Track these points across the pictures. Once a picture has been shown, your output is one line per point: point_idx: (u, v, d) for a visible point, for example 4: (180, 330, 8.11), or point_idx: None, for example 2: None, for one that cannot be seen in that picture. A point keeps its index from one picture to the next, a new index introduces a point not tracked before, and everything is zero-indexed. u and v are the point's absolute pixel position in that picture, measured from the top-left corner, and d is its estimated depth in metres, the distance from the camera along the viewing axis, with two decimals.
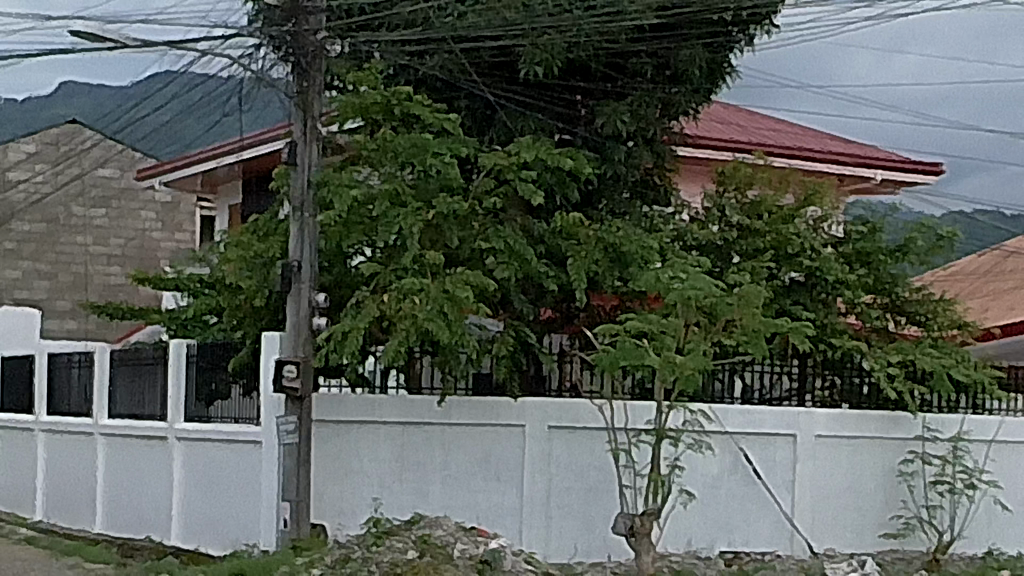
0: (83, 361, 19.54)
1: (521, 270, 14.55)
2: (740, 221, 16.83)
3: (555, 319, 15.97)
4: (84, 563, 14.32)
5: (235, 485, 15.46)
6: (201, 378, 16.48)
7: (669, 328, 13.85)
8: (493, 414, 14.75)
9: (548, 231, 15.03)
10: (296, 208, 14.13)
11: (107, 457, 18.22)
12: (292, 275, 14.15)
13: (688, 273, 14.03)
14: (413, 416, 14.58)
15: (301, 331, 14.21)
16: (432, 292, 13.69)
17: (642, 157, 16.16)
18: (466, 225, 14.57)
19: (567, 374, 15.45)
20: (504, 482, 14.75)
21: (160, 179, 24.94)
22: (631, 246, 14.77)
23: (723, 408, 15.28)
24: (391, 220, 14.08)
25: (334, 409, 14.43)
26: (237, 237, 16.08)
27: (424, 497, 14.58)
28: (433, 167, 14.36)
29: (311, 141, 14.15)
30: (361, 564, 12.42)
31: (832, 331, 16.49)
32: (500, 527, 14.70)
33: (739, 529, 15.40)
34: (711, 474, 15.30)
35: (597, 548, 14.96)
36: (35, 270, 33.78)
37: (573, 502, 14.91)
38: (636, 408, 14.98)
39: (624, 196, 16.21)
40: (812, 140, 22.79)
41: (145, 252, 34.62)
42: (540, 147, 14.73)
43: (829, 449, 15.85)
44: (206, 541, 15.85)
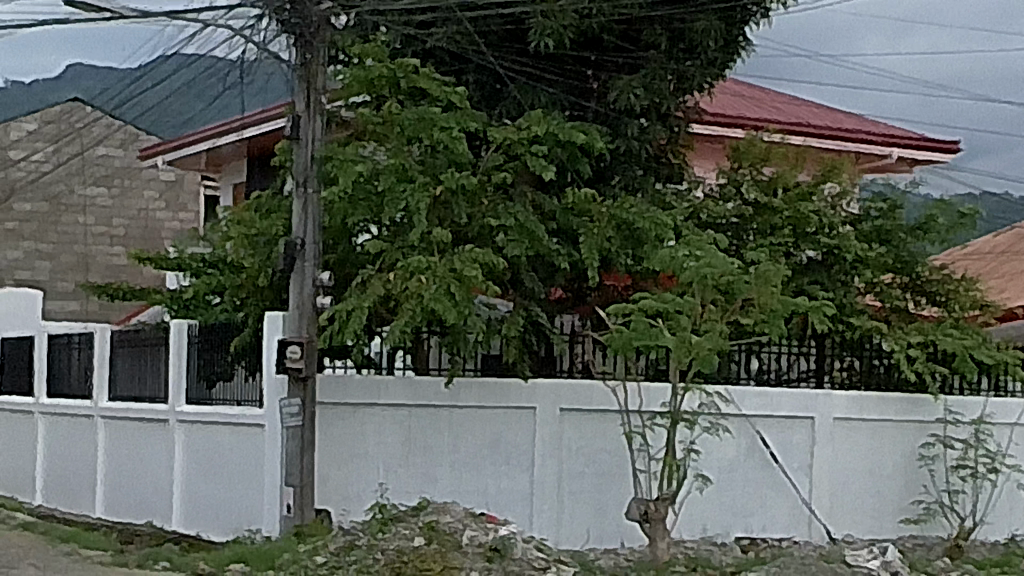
0: (83, 342, 19.09)
1: (531, 248, 14.09)
2: (756, 198, 16.37)
3: (566, 300, 15.55)
4: (81, 550, 13.89)
5: (238, 470, 15.04)
6: (203, 360, 16.03)
7: (685, 307, 13.41)
8: (502, 395, 14.32)
9: (559, 207, 14.57)
10: (299, 183, 13.79)
11: (108, 441, 17.80)
12: (296, 254, 13.70)
13: (703, 251, 13.64)
14: (421, 398, 14.16)
15: (304, 310, 13.86)
16: (439, 271, 13.21)
17: (656, 132, 15.70)
18: (476, 202, 14.16)
19: (579, 354, 14.96)
20: (515, 467, 14.33)
21: (163, 158, 24.50)
22: (645, 223, 14.32)
23: (740, 390, 14.93)
24: (397, 196, 13.66)
25: (338, 390, 14.08)
26: (239, 215, 15.65)
27: (432, 482, 14.18)
28: (441, 141, 13.91)
29: (314, 116, 13.76)
30: (366, 552, 12.03)
31: (851, 310, 15.95)
32: (510, 513, 14.28)
33: (756, 515, 14.99)
34: (727, 458, 14.92)
35: (610, 534, 14.47)
36: (37, 250, 33.34)
37: (586, 487, 14.41)
38: (650, 391, 14.51)
39: (638, 172, 15.76)
40: (828, 116, 22.30)
41: (149, 232, 34.16)
42: (552, 122, 14.30)
43: (848, 432, 15.41)
44: (208, 526, 15.45)
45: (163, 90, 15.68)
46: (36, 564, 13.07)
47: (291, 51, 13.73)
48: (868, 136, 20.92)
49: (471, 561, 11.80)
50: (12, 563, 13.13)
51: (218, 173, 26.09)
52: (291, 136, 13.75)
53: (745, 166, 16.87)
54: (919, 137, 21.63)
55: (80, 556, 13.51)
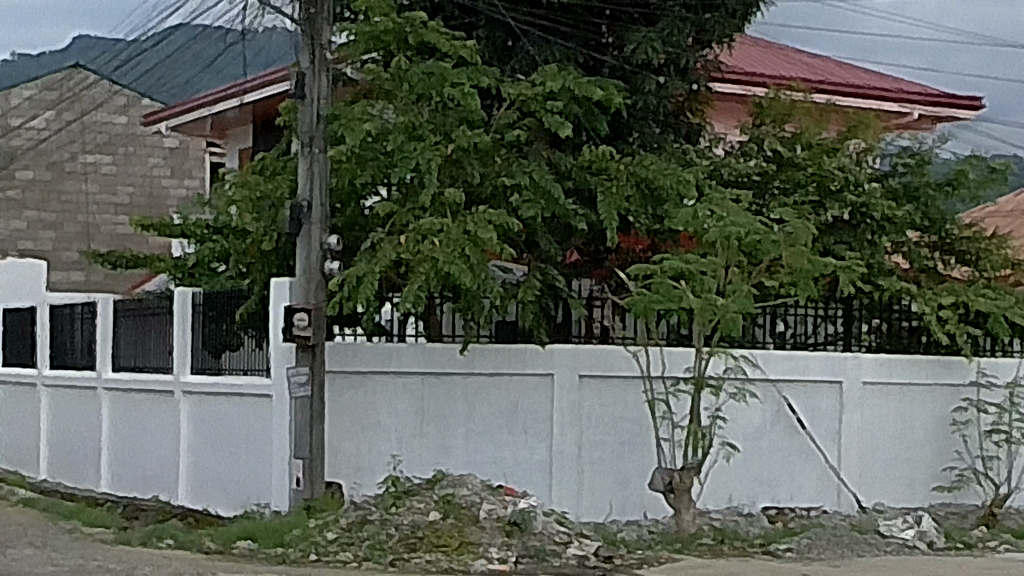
0: (85, 313, 18.47)
1: (548, 209, 13.53)
2: (779, 154, 15.82)
3: (583, 263, 15.05)
4: (82, 528, 13.34)
5: (246, 443, 14.50)
6: (208, 329, 15.41)
7: (709, 267, 12.89)
8: (519, 362, 13.75)
9: (575, 164, 14.01)
10: (305, 144, 13.16)
11: (113, 413, 17.26)
12: (303, 216, 13.17)
13: (727, 210, 13.08)
14: (434, 365, 13.58)
15: (312, 274, 13.26)
16: (453, 233, 12.64)
17: (674, 87, 15.14)
18: (489, 160, 13.59)
19: (596, 318, 14.31)
20: (532, 436, 13.78)
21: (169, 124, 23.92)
22: (665, 180, 13.73)
23: (764, 354, 14.32)
24: (407, 155, 13.06)
25: (347, 357, 13.48)
26: (243, 177, 15.10)
27: (447, 453, 13.62)
28: (451, 98, 13.32)
29: (320, 72, 13.25)
30: (379, 528, 11.53)
31: (880, 270, 15.38)
32: (528, 485, 13.77)
33: (783, 484, 14.41)
34: (753, 425, 14.32)
35: (632, 505, 14.01)
36: (40, 219, 32.50)
37: (606, 457, 13.93)
38: (673, 355, 14.00)
39: (656, 130, 15.17)
40: (848, 71, 21.64)
41: (154, 199, 33.24)
42: (567, 77, 13.69)
43: (877, 396, 14.86)
44: (215, 501, 14.94)
45: (165, 48, 15.10)
46: (35, 543, 12.52)
47: (293, 6, 13.18)
48: (888, 94, 20.27)
49: (489, 536, 11.28)
50: (10, 542, 12.56)
51: (223, 139, 25.42)
52: (297, 94, 13.24)
53: (766, 123, 16.28)
54: (941, 93, 20.99)
55: (81, 534, 12.95)
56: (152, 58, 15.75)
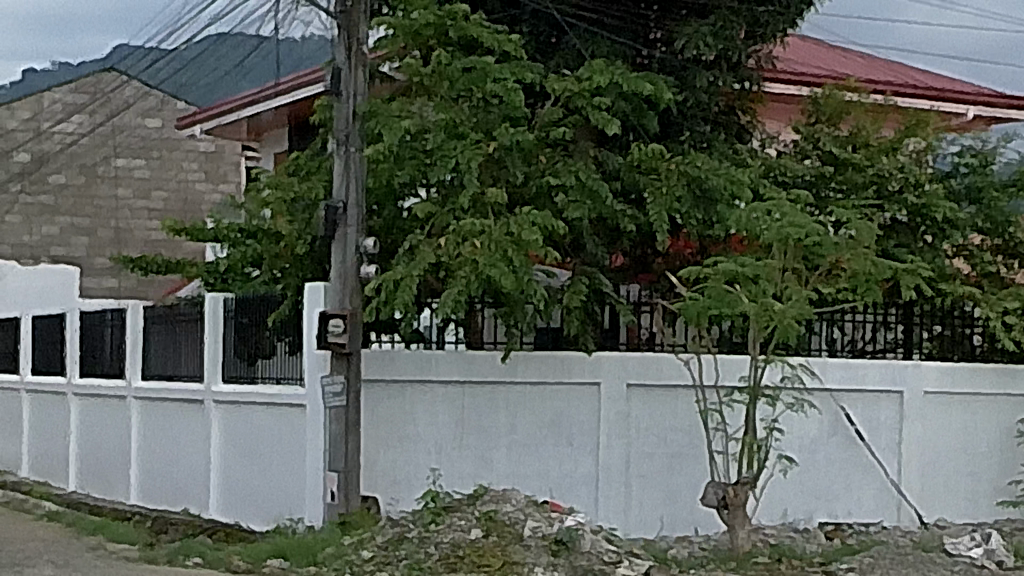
0: (115, 320, 17.83)
1: (594, 209, 12.89)
2: (837, 155, 15.13)
3: (628, 267, 14.41)
4: (107, 544, 12.74)
5: (279, 455, 13.90)
6: (240, 335, 14.76)
7: (765, 272, 12.22)
8: (565, 370, 13.14)
9: (624, 164, 13.36)
10: (341, 141, 12.57)
11: (143, 423, 16.67)
12: (337, 217, 12.56)
13: (784, 209, 12.42)
14: (474, 374, 12.98)
15: (347, 279, 12.65)
16: (495, 235, 12.01)
17: (726, 84, 14.51)
18: (532, 160, 12.97)
19: (643, 325, 13.70)
20: (578, 449, 13.17)
21: (203, 127, 23.34)
22: (717, 180, 13.12)
23: (821, 361, 13.67)
24: (447, 153, 12.41)
25: (384, 366, 12.90)
26: (277, 177, 14.51)
27: (488, 465, 13.00)
28: (494, 94, 12.69)
29: (356, 66, 12.62)
30: (417, 547, 10.89)
31: (942, 274, 14.72)
32: (574, 499, 13.15)
33: (840, 498, 13.74)
34: (809, 436, 13.63)
35: (683, 521, 13.42)
36: (73, 225, 31.48)
37: (656, 470, 13.33)
38: (728, 363, 13.45)
39: (706, 128, 14.53)
40: (899, 72, 20.87)
41: (188, 204, 32.14)
42: (615, 71, 13.06)
43: (936, 407, 14.24)
44: (247, 515, 14.37)
45: (196, 45, 14.53)
46: (55, 561, 11.90)
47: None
48: (943, 92, 19.50)
49: (534, 556, 10.62)
50: (29, 560, 11.95)
51: (258, 142, 24.79)
52: (332, 90, 12.64)
53: (821, 121, 15.87)
54: (996, 93, 20.22)
55: (104, 551, 12.34)
56: (181, 57, 15.14)
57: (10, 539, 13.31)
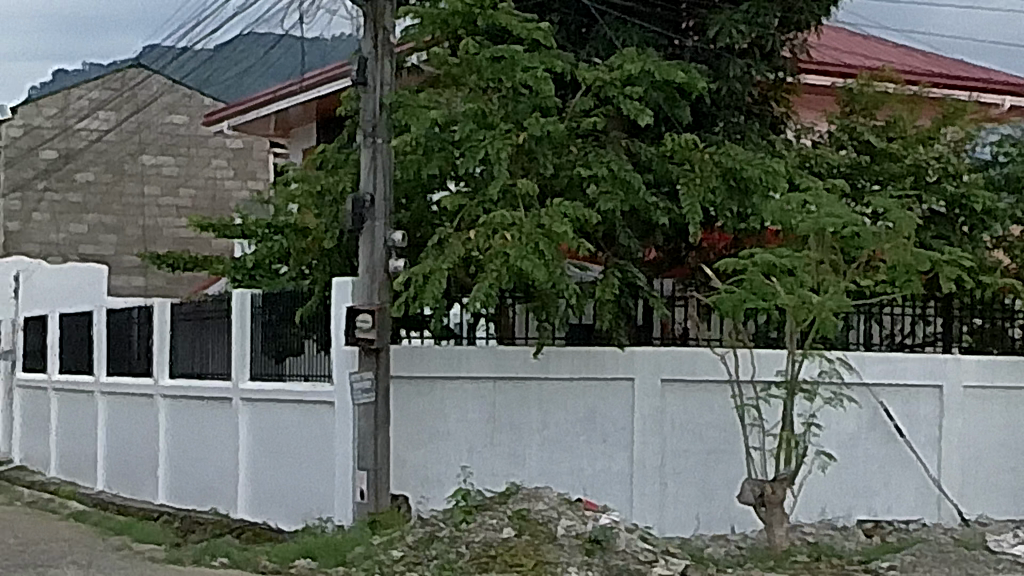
0: (142, 318, 17.60)
1: (626, 201, 12.62)
2: (874, 145, 14.82)
3: (661, 261, 14.14)
4: (131, 544, 12.52)
5: (309, 453, 13.67)
6: (268, 332, 14.51)
7: (802, 263, 11.95)
8: (598, 365, 12.89)
9: (656, 155, 13.10)
10: (367, 133, 12.32)
11: (170, 422, 16.46)
12: (365, 210, 12.29)
13: (822, 199, 12.15)
14: (506, 369, 12.70)
15: (375, 274, 12.42)
16: (526, 228, 11.77)
17: (760, 73, 14.25)
18: (564, 152, 12.71)
19: (678, 320, 13.42)
20: (612, 446, 12.92)
21: (230, 124, 23.14)
22: (753, 170, 12.85)
23: (860, 355, 13.36)
24: (476, 144, 12.15)
25: (413, 362, 12.59)
26: (303, 171, 14.28)
27: (520, 464, 12.75)
28: (523, 84, 12.41)
29: (383, 57, 12.44)
30: (448, 546, 10.65)
31: (982, 266, 14.43)
32: (608, 498, 12.90)
33: (880, 495, 13.48)
34: (848, 431, 13.37)
35: (719, 518, 13.22)
36: (101, 223, 31.17)
37: (691, 467, 13.10)
38: (764, 357, 13.19)
39: (740, 118, 14.26)
40: (934, 63, 20.53)
41: (216, 202, 31.63)
42: (647, 60, 12.80)
43: (978, 402, 13.95)
44: (276, 514, 14.15)
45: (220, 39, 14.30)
46: (79, 561, 11.69)
47: None
48: (980, 83, 19.16)
49: (568, 554, 10.36)
50: (52, 561, 11.73)
51: (287, 138, 24.55)
52: (359, 80, 12.42)
53: (856, 110, 15.53)
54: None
55: (129, 552, 12.12)
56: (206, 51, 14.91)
57: (33, 539, 13.10)
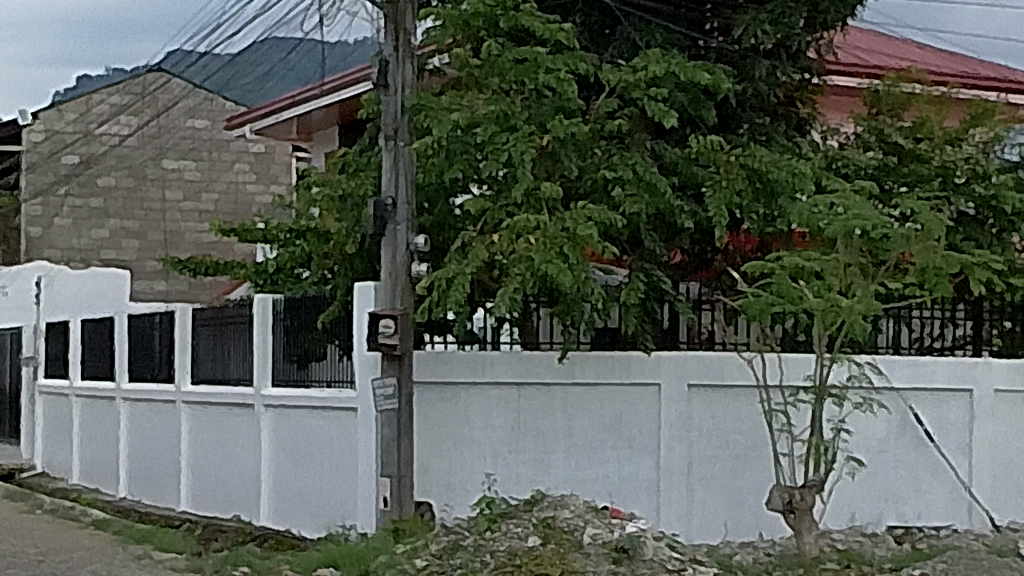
0: (163, 323, 17.46)
1: (652, 204, 12.45)
2: (901, 146, 14.63)
3: (687, 264, 13.97)
4: (152, 553, 12.38)
5: (332, 459, 13.52)
6: (290, 337, 14.37)
7: (831, 266, 11.76)
8: (624, 370, 12.73)
9: (681, 157, 12.93)
10: (389, 136, 12.18)
11: (193, 429, 16.33)
12: (387, 215, 12.14)
13: (850, 200, 11.97)
14: (530, 375, 12.57)
15: (398, 279, 12.28)
16: (550, 230, 11.60)
17: (786, 74, 14.08)
18: (588, 154, 12.56)
19: (705, 323, 13.28)
20: (639, 452, 12.75)
21: (252, 127, 23.01)
22: (779, 172, 12.66)
23: (888, 360, 13.25)
24: (499, 146, 12.00)
25: (437, 368, 12.48)
26: (324, 175, 14.13)
27: (545, 470, 12.60)
28: (547, 85, 12.25)
29: (404, 60, 12.27)
30: (472, 555, 10.49)
31: (1012, 268, 14.23)
32: (635, 505, 12.75)
33: (910, 501, 13.32)
34: (877, 437, 13.21)
35: (747, 525, 13.02)
36: (122, 228, 30.72)
37: (718, 473, 12.93)
38: (791, 361, 13.03)
39: (766, 119, 14.08)
40: (962, 63, 20.31)
41: (239, 206, 31.40)
42: (671, 60, 12.63)
43: (1009, 406, 13.71)
44: (298, 522, 14.02)
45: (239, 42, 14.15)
46: (99, 572, 11.55)
47: None
48: (1008, 83, 18.95)
49: (595, 563, 10.19)
50: (71, 571, 11.59)
51: (308, 142, 24.39)
52: (380, 83, 12.29)
53: (883, 111, 15.31)
54: None
55: (150, 561, 11.98)
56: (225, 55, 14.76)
57: (54, 549, 12.97)
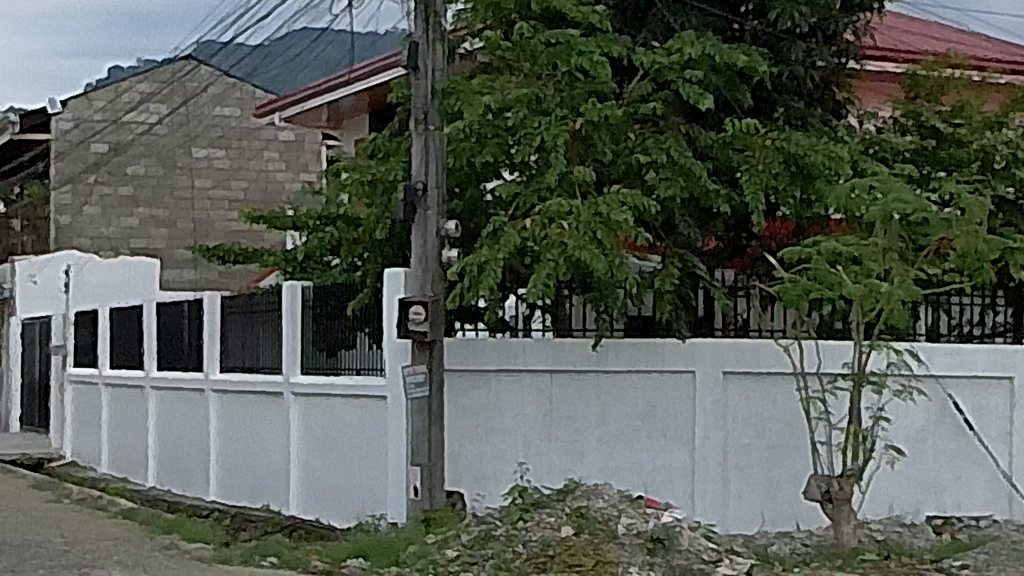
0: (191, 311, 17.28)
1: (687, 188, 12.24)
2: (940, 130, 14.38)
3: (722, 250, 13.74)
4: (179, 544, 12.22)
5: (361, 448, 13.34)
6: (320, 325, 14.17)
7: (870, 251, 11.53)
8: (658, 358, 12.52)
9: (716, 141, 12.71)
10: (419, 120, 11.99)
11: (222, 417, 16.17)
12: (417, 198, 11.93)
13: (889, 183, 11.73)
14: (564, 362, 12.37)
15: (428, 265, 12.08)
16: (583, 215, 11.39)
17: (823, 57, 13.86)
18: (621, 137, 12.35)
19: (740, 311, 13.06)
20: (673, 440, 12.55)
21: (281, 115, 22.83)
22: (816, 156, 12.40)
23: (927, 347, 12.97)
24: (531, 130, 11.79)
25: (469, 354, 12.27)
26: (354, 160, 13.95)
27: (578, 459, 12.41)
28: (580, 68, 12.02)
29: (434, 41, 12.10)
30: (504, 546, 10.31)
31: None
32: (669, 495, 12.54)
33: (949, 491, 13.12)
34: (915, 426, 12.97)
35: (783, 516, 12.84)
36: (151, 217, 30.38)
37: (754, 462, 12.74)
38: (828, 349, 12.81)
39: (802, 103, 13.85)
40: (998, 47, 20.05)
41: (269, 194, 30.93)
42: (706, 42, 12.40)
43: None
44: (328, 511, 13.85)
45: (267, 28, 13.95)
46: (124, 562, 11.39)
47: None
48: None
49: (629, 554, 9.99)
50: (97, 562, 11.43)
51: (339, 129, 24.21)
52: (410, 66, 12.10)
53: (921, 95, 15.09)
54: None
55: (177, 551, 11.82)
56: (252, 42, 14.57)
57: (80, 538, 12.81)
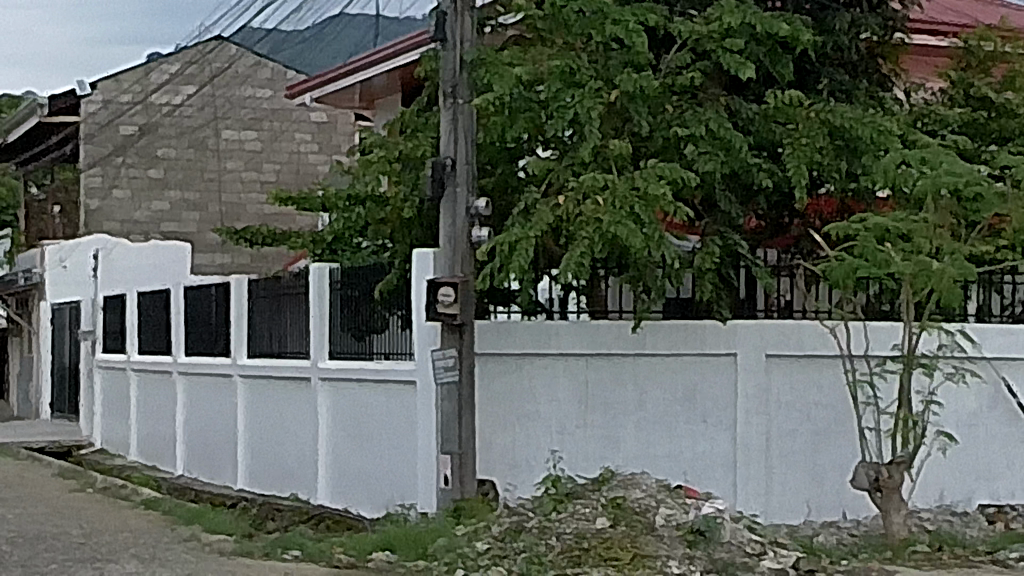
0: (218, 295, 16.81)
1: (728, 162, 11.70)
2: (992, 101, 13.78)
3: (764, 230, 13.22)
4: (200, 536, 11.76)
5: (391, 435, 12.80)
6: (347, 309, 13.66)
7: (919, 227, 10.97)
8: (697, 340, 11.98)
9: (758, 113, 12.16)
10: (448, 93, 11.49)
11: (250, 404, 15.69)
12: (446, 175, 11.45)
13: (939, 155, 11.16)
14: (598, 346, 11.96)
15: (457, 244, 11.58)
16: (619, 190, 10.86)
17: (868, 26, 13.33)
18: (658, 109, 11.84)
19: (782, 291, 12.55)
20: (713, 427, 12.00)
21: (312, 95, 22.38)
22: (862, 129, 11.86)
23: (979, 327, 12.45)
24: (564, 104, 11.22)
25: (498, 339, 12.04)
26: (381, 138, 13.45)
27: (615, 446, 11.97)
28: (615, 38, 11.41)
29: (462, 11, 11.59)
30: (537, 538, 9.81)
31: None
32: (710, 483, 12.02)
33: (1004, 478, 12.60)
34: (968, 410, 12.44)
35: (830, 504, 12.21)
36: (182, 200, 29.71)
37: (799, 449, 12.11)
38: (879, 330, 12.21)
39: (847, 74, 13.31)
40: None
41: (301, 174, 30.47)
42: (747, 10, 11.84)
43: None
44: (357, 500, 13.36)
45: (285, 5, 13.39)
46: (141, 555, 10.92)
47: None
48: None
49: (669, 547, 9.47)
50: (112, 555, 10.95)
51: (371, 109, 23.70)
52: (437, 36, 11.59)
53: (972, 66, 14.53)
54: None
55: (197, 544, 11.35)
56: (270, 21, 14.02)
57: (97, 530, 12.36)
